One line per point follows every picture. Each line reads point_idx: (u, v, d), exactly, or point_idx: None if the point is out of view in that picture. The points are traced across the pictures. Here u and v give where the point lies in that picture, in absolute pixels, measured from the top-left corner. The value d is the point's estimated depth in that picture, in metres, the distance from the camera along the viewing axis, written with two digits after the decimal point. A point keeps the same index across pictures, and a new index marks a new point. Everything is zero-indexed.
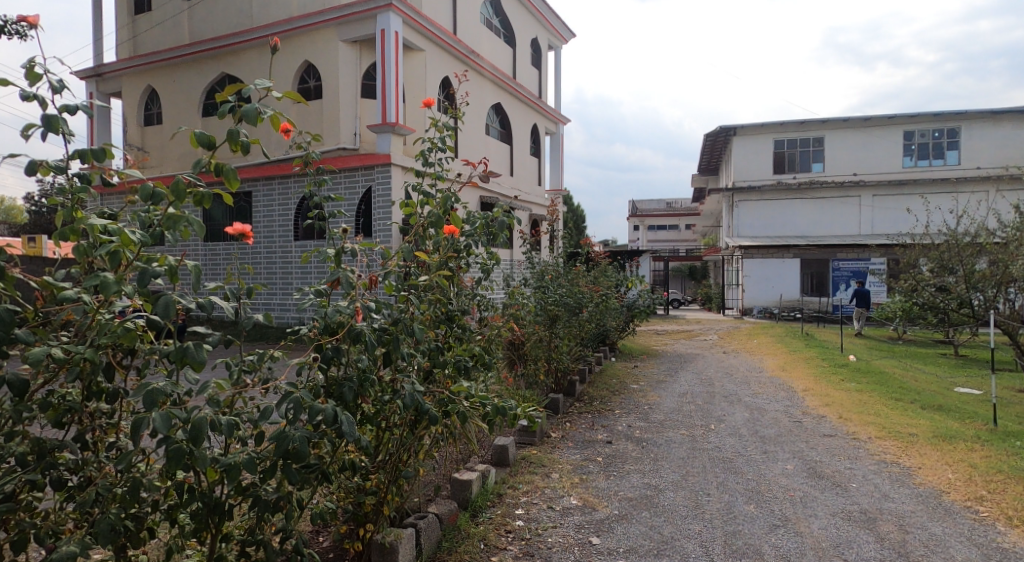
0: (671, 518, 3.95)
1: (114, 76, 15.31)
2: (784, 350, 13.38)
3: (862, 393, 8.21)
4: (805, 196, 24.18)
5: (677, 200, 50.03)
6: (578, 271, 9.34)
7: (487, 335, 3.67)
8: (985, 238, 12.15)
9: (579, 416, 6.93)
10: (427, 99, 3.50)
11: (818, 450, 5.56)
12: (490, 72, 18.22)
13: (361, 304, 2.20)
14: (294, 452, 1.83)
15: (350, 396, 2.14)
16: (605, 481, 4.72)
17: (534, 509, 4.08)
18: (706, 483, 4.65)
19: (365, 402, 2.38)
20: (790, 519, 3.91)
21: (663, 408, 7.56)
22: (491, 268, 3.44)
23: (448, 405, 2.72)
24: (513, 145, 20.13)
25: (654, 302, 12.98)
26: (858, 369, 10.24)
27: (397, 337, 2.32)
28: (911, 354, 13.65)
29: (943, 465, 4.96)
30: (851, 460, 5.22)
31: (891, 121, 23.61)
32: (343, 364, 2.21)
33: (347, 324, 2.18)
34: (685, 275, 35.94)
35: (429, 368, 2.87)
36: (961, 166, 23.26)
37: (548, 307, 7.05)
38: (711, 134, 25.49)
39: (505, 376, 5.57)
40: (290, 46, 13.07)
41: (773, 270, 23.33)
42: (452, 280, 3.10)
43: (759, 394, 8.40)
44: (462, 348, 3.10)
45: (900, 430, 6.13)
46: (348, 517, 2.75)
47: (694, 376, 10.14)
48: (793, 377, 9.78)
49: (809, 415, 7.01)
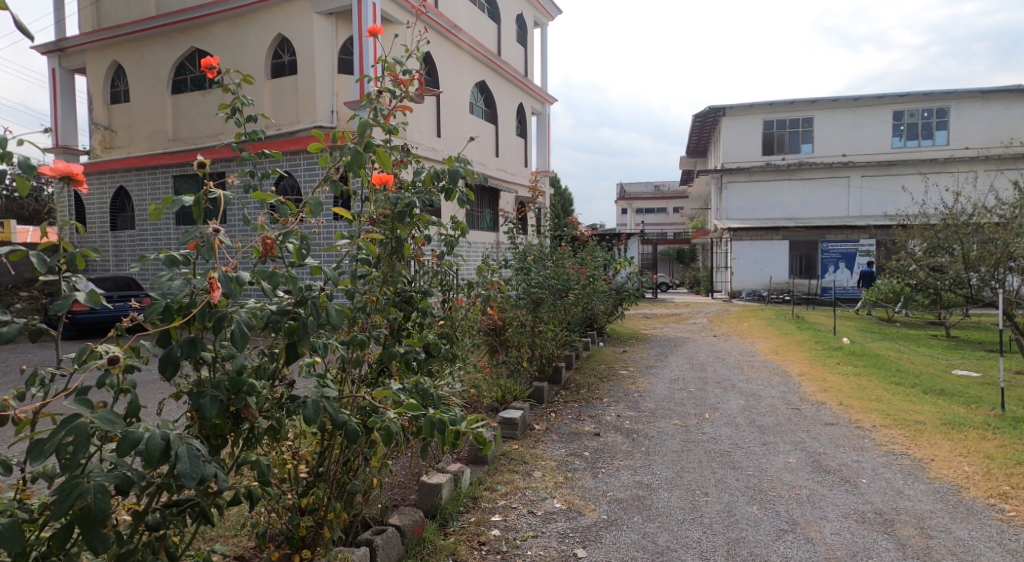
0: (666, 523, 3.53)
1: (77, 52, 14.47)
2: (776, 333, 13.00)
3: (860, 377, 7.83)
4: (793, 177, 23.85)
5: (665, 184, 49.64)
6: (564, 252, 8.88)
7: (454, 322, 3.18)
8: (982, 216, 11.78)
9: (565, 405, 6.52)
10: (373, 28, 3.00)
11: (821, 440, 5.16)
12: (472, 48, 17.55)
13: (224, 277, 1.69)
14: (85, 515, 1.42)
15: (210, 413, 1.66)
16: (591, 480, 4.29)
17: (512, 515, 3.65)
18: (704, 480, 4.24)
19: (255, 413, 1.89)
20: (799, 522, 3.50)
21: (654, 395, 7.15)
22: (454, 240, 2.91)
23: (370, 419, 2.14)
24: (497, 124, 19.53)
25: (643, 285, 12.56)
26: (853, 352, 9.88)
27: (305, 323, 1.86)
28: (902, 336, 13.35)
29: (957, 456, 4.58)
30: (857, 452, 4.82)
31: (880, 101, 23.26)
32: (207, 360, 1.77)
33: (207, 308, 1.69)
34: (673, 258, 35.63)
35: (364, 361, 2.42)
36: (950, 146, 22.98)
37: (531, 291, 6.56)
38: (700, 115, 25.04)
39: (481, 365, 5.15)
40: (262, 18, 12.35)
41: (762, 252, 23.03)
42: (400, 254, 2.55)
43: (754, 380, 8.02)
44: (415, 336, 2.60)
45: (905, 417, 5.74)
46: (281, 541, 2.29)
47: (685, 361, 9.76)
48: (787, 361, 9.39)
49: (807, 402, 6.63)
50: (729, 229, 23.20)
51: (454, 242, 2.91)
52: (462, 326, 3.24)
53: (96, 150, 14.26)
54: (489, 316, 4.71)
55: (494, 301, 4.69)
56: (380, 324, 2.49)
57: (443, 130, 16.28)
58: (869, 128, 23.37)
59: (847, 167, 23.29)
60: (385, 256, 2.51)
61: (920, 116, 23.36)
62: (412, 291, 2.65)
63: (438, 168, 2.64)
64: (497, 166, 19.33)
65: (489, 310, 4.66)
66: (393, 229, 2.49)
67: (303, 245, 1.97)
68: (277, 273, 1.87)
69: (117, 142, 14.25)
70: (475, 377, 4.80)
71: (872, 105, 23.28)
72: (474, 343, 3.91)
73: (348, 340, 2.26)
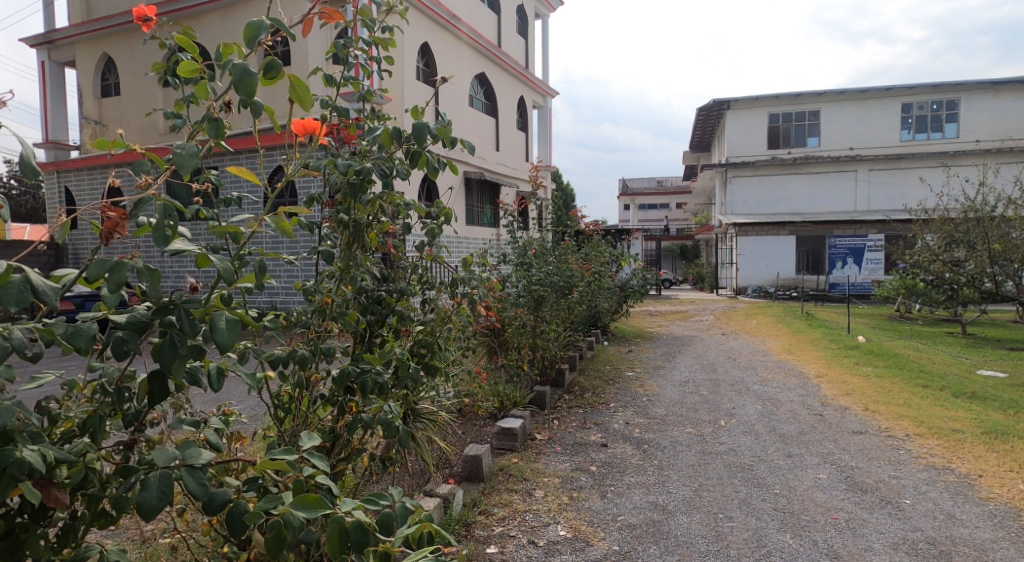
0: (687, 556, 3.07)
1: (66, 44, 13.96)
2: (787, 331, 12.50)
3: (882, 378, 7.34)
4: (800, 170, 23.30)
5: (668, 179, 49.07)
6: (567, 247, 8.38)
7: (444, 332, 2.73)
8: (1003, 209, 11.25)
9: (569, 412, 6.05)
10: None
11: (851, 452, 4.69)
12: (471, 39, 17.07)
13: None
14: None
15: None
16: (600, 501, 3.83)
17: (509, 546, 3.19)
18: (726, 502, 3.77)
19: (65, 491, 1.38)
20: (842, 555, 3.04)
21: (664, 400, 6.69)
22: (434, 231, 2.43)
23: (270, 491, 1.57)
24: (498, 118, 19.05)
25: (649, 281, 12.11)
26: (870, 351, 9.40)
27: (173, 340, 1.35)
28: (917, 333, 12.85)
29: (1007, 472, 4.11)
30: (894, 466, 4.34)
31: (888, 93, 22.70)
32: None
33: None
34: (676, 254, 35.11)
35: (310, 379, 2.01)
36: (960, 139, 22.43)
37: (531, 288, 6.07)
38: (704, 108, 24.53)
39: (476, 369, 4.66)
40: (254, 7, 11.85)
41: (768, 247, 22.50)
42: (356, 243, 2.11)
43: (768, 382, 7.55)
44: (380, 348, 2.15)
45: (940, 424, 5.25)
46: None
47: (694, 362, 9.29)
48: (803, 362, 8.89)
49: (830, 407, 6.16)
50: (734, 225, 22.69)
51: (437, 233, 2.44)
52: (451, 334, 2.82)
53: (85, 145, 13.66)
54: (484, 310, 4.30)
55: (487, 300, 4.33)
56: (339, 332, 2.07)
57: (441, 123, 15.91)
58: (877, 120, 22.82)
59: (855, 160, 22.74)
60: (345, 246, 2.10)
61: (929, 108, 22.82)
62: (384, 291, 2.24)
63: (399, 128, 2.06)
64: (497, 160, 18.83)
65: (484, 307, 4.27)
66: (352, 210, 2.09)
67: (165, 220, 1.43)
68: (121, 265, 1.32)
69: (108, 136, 13.70)
70: (466, 382, 4.41)
71: (880, 97, 22.72)
72: (460, 352, 3.50)
73: (292, 353, 1.84)
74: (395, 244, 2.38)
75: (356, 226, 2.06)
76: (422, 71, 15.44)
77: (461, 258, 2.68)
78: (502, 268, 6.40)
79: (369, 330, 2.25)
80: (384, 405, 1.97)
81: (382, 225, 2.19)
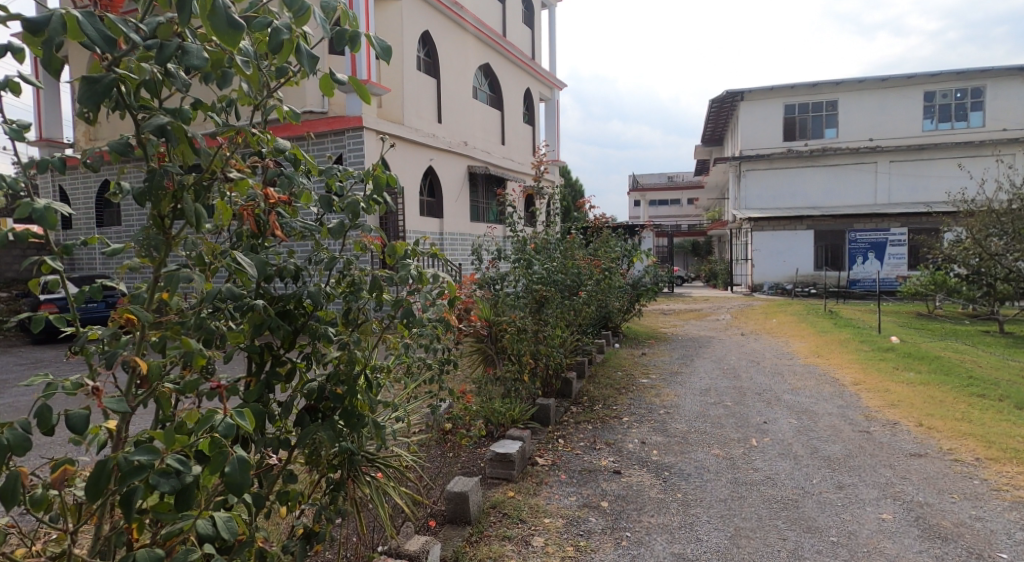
0: None
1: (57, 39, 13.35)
2: (812, 331, 11.66)
3: (928, 386, 6.54)
4: (817, 163, 22.36)
5: (679, 174, 48.14)
6: (573, 241, 7.59)
7: (387, 352, 2.06)
8: None
9: (576, 428, 5.31)
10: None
11: (913, 481, 3.91)
12: (475, 28, 16.32)
13: None
14: None
15: None
16: (612, 554, 3.09)
17: None
18: (771, 554, 3.02)
19: None
20: None
21: (684, 412, 5.92)
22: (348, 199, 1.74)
23: None
24: (504, 111, 18.31)
25: (663, 278, 11.34)
26: (908, 354, 8.55)
27: None
28: (949, 332, 11.99)
29: None
30: (970, 501, 3.57)
31: (910, 81, 21.73)
32: None
33: None
34: (688, 251, 34.25)
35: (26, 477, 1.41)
36: (986, 128, 21.42)
37: (532, 287, 5.30)
38: (717, 99, 23.63)
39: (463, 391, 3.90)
40: None
41: (785, 243, 21.53)
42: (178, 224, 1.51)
43: (799, 390, 6.77)
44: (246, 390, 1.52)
45: (1014, 446, 4.46)
46: None
47: (714, 366, 8.51)
48: (834, 366, 8.07)
49: (876, 421, 5.37)
50: (748, 219, 21.80)
51: (359, 209, 1.72)
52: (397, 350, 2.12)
53: (78, 141, 12.77)
54: (469, 307, 3.58)
55: (471, 303, 3.66)
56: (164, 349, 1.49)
57: (443, 115, 15.25)
58: (899, 110, 21.81)
59: (875, 151, 21.77)
60: (155, 218, 1.51)
61: (953, 97, 21.82)
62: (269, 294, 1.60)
63: None
64: (502, 154, 18.14)
65: (465, 304, 3.57)
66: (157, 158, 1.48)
67: None
68: None
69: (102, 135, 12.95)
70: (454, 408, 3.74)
71: (901, 86, 21.76)
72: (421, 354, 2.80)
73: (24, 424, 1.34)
74: (287, 231, 1.71)
75: (149, 181, 1.44)
76: (423, 61, 14.79)
77: (400, 249, 1.80)
78: (500, 266, 5.60)
79: (265, 351, 1.62)
80: (201, 523, 1.37)
81: (237, 184, 1.63)
